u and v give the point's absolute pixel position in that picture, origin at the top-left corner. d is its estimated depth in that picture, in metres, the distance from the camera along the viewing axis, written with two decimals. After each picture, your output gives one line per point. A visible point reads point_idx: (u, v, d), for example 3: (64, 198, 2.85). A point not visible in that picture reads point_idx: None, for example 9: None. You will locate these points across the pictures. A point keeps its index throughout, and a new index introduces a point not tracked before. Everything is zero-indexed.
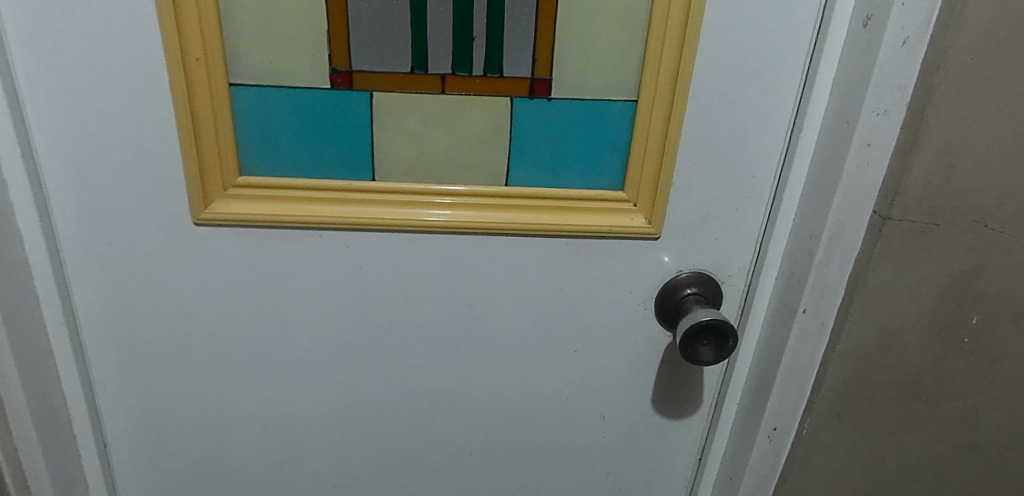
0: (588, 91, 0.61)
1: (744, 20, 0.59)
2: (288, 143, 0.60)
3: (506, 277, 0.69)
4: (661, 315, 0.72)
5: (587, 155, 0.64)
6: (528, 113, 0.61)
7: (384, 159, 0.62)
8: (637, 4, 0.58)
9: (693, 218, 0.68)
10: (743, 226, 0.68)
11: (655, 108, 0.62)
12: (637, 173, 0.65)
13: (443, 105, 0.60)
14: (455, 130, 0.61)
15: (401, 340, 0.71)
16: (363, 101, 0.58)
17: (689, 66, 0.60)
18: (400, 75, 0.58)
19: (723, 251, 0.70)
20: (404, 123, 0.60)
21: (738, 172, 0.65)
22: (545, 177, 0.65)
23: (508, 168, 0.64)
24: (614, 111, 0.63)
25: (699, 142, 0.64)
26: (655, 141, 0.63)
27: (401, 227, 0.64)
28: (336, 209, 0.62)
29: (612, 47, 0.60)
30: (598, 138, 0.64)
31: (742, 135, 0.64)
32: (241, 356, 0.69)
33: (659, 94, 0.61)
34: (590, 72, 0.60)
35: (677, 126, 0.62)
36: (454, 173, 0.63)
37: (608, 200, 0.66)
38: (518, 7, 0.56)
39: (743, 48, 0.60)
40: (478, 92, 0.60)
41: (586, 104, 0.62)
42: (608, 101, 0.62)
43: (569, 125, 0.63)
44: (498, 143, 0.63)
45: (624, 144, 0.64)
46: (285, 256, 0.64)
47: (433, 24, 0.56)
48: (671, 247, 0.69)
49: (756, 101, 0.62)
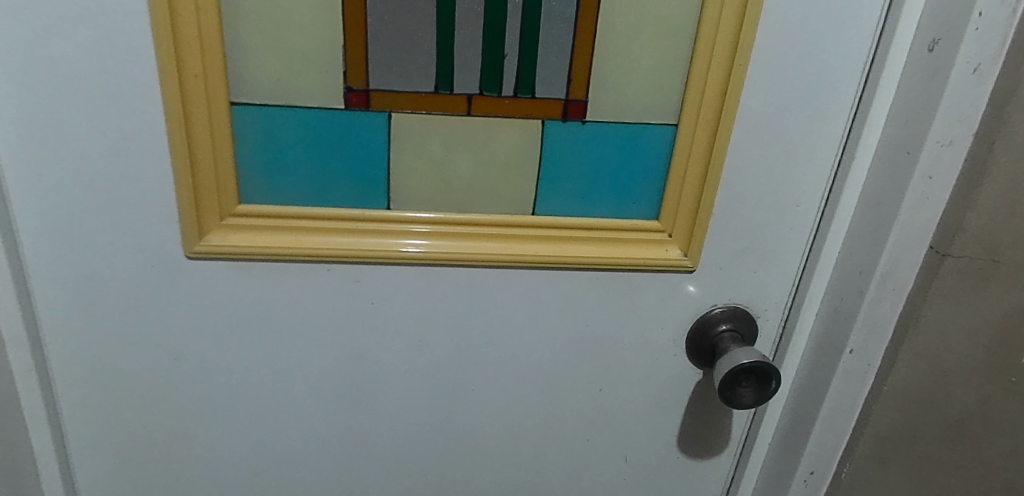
0: (626, 114, 0.56)
1: (798, 41, 0.54)
2: (295, 168, 0.53)
3: (528, 313, 0.63)
4: (693, 352, 0.67)
5: (621, 182, 0.59)
6: (561, 138, 0.56)
7: (400, 186, 0.56)
8: (682, 20, 0.53)
9: (731, 250, 0.63)
10: (783, 258, 0.64)
11: (698, 133, 0.57)
12: (674, 202, 0.60)
13: (468, 128, 0.54)
14: (481, 155, 0.56)
15: (412, 380, 0.65)
16: (381, 122, 0.52)
17: (737, 89, 0.55)
18: (422, 94, 0.52)
19: (760, 284, 0.65)
20: (424, 148, 0.54)
21: (782, 203, 0.61)
22: (575, 205, 0.60)
23: (536, 196, 0.58)
24: (652, 135, 0.57)
25: (742, 171, 0.59)
26: (696, 168, 0.58)
27: (374, 258, 0.57)
28: (348, 240, 0.56)
29: (654, 67, 0.54)
30: (633, 164, 0.59)
31: (788, 164, 0.59)
32: (235, 400, 0.62)
33: (703, 118, 0.56)
34: (629, 94, 0.55)
35: (721, 153, 0.57)
36: (477, 202, 0.58)
37: (642, 230, 0.61)
38: (556, 22, 0.51)
39: (795, 71, 0.55)
40: (508, 113, 0.54)
41: (623, 127, 0.57)
42: (647, 124, 0.57)
43: (605, 150, 0.57)
44: (526, 169, 0.57)
45: (661, 171, 0.59)
46: (286, 291, 0.57)
47: (461, 40, 0.50)
48: (707, 280, 0.64)
49: (805, 128, 0.58)
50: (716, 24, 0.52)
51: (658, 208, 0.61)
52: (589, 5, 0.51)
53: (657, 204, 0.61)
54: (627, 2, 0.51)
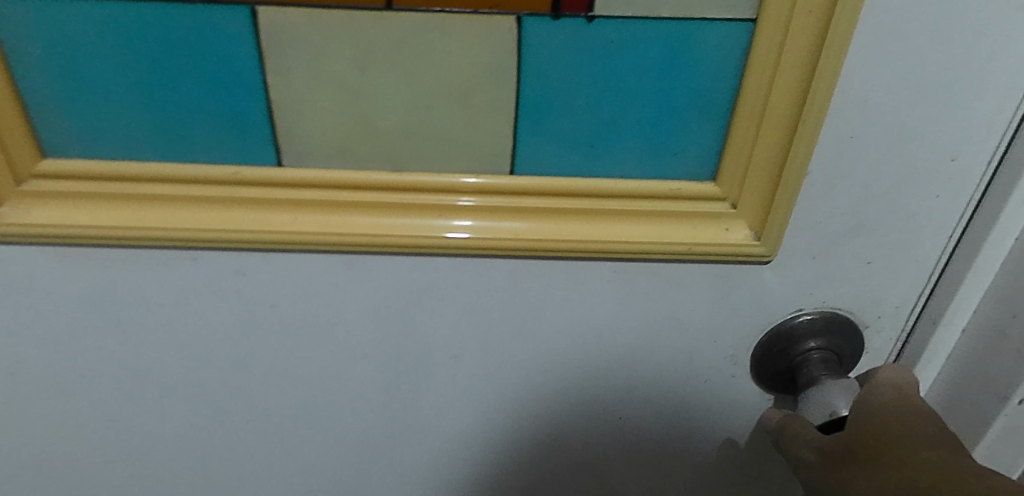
0: (665, 4, 0.33)
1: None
2: (122, 102, 0.33)
3: (513, 320, 0.42)
4: (763, 375, 0.46)
5: (654, 121, 0.37)
6: (552, 47, 0.34)
7: (294, 132, 0.35)
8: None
9: (834, 230, 0.40)
10: (917, 242, 0.40)
11: (790, 35, 0.33)
12: (742, 152, 0.37)
13: (393, 31, 0.32)
14: (419, 79, 0.34)
15: (346, 409, 0.45)
16: (240, 25, 0.31)
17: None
18: None
19: (875, 280, 0.42)
20: (323, 67, 0.33)
21: (927, 153, 0.37)
22: (582, 159, 0.38)
23: (516, 145, 0.37)
24: (709, 40, 0.34)
25: (866, 99, 0.35)
26: (782, 96, 0.35)
27: (399, 247, 0.37)
28: (219, 217, 0.36)
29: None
30: (675, 91, 0.36)
31: (949, 86, 0.35)
32: (102, 436, 0.44)
33: (801, 8, 0.32)
34: None
35: (833, 70, 0.33)
36: (421, 154, 0.36)
37: (688, 197, 0.39)
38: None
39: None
40: (457, 7, 0.32)
41: (659, 28, 0.33)
42: (701, 22, 0.33)
43: (628, 69, 0.35)
44: (498, 101, 0.35)
45: (722, 102, 0.36)
46: (139, 288, 0.38)
47: None
48: (791, 275, 0.42)
49: (989, 21, 0.33)
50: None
51: (715, 163, 0.38)
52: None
53: (713, 156, 0.38)
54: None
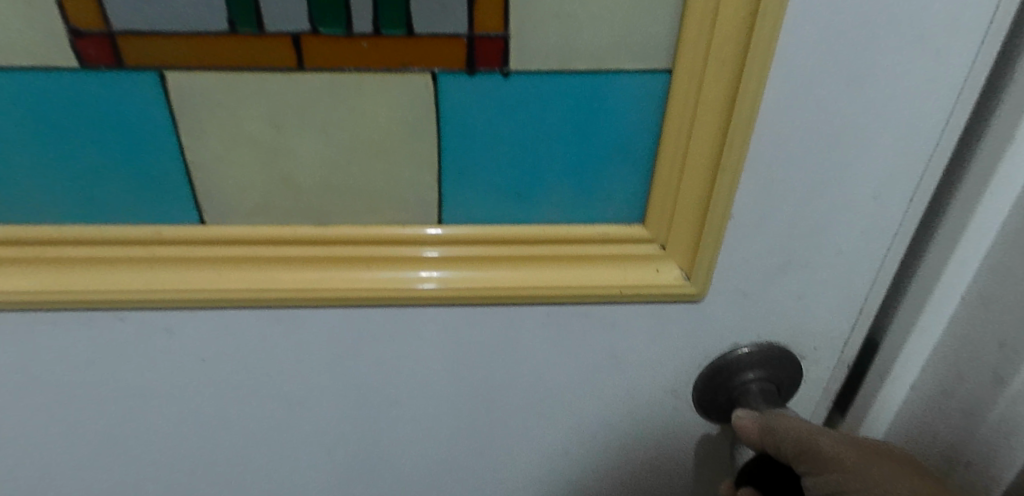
0: (579, 57, 0.33)
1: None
2: (30, 169, 0.33)
3: (450, 364, 0.42)
4: (705, 407, 0.46)
5: (579, 168, 0.37)
6: (469, 101, 0.34)
7: (214, 191, 0.35)
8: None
9: (763, 269, 0.40)
10: (844, 278, 0.41)
11: (703, 86, 0.34)
12: (667, 196, 0.38)
13: (307, 92, 0.32)
14: (339, 137, 0.34)
15: (288, 455, 0.45)
16: (148, 90, 0.31)
17: (777, 10, 0.30)
18: (209, 38, 0.30)
19: (807, 314, 0.43)
20: (239, 128, 0.33)
21: (846, 196, 0.37)
22: (512, 207, 0.38)
23: (441, 196, 0.37)
24: (627, 91, 0.34)
25: (781, 147, 0.35)
26: (700, 145, 0.35)
27: (363, 301, 0.38)
28: (141, 277, 0.36)
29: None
30: (598, 140, 0.36)
31: (865, 134, 0.35)
32: (37, 487, 0.44)
33: (712, 60, 0.33)
34: (585, 23, 0.32)
35: (745, 122, 0.34)
36: (345, 207, 0.36)
37: (616, 241, 0.39)
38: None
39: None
40: (370, 65, 0.32)
41: (576, 81, 0.34)
42: (617, 74, 0.34)
43: (547, 120, 0.35)
44: (421, 155, 0.35)
45: (643, 149, 0.37)
46: (64, 348, 0.38)
47: None
48: (724, 312, 0.42)
49: (900, 71, 0.33)
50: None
51: (642, 207, 0.39)
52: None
53: (639, 200, 0.39)
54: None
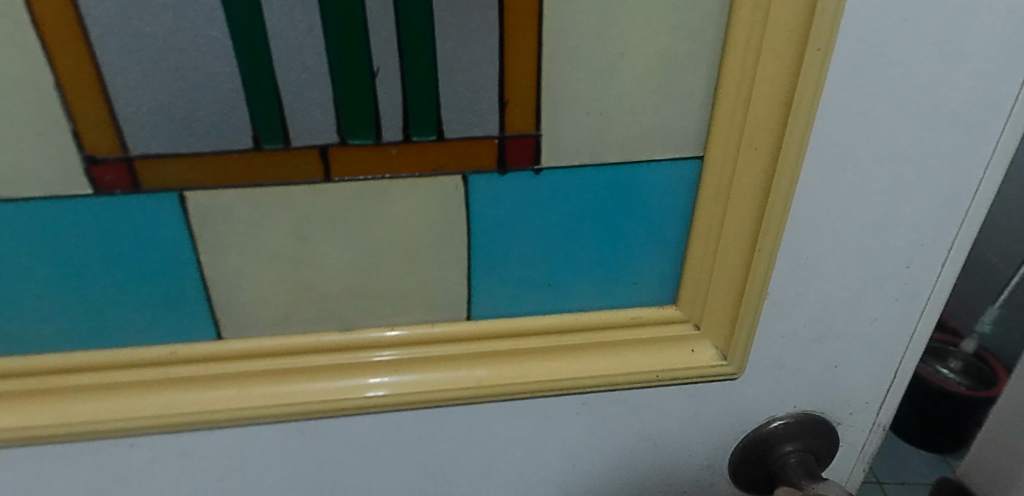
0: (610, 150, 0.32)
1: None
2: (37, 296, 0.31)
3: (485, 457, 0.41)
4: (743, 481, 0.45)
5: (610, 256, 0.36)
6: (499, 199, 0.33)
7: (234, 305, 0.33)
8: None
9: (799, 340, 0.40)
10: (879, 346, 0.40)
11: (737, 172, 0.33)
12: (701, 278, 0.37)
13: (333, 201, 0.31)
14: (365, 243, 0.32)
15: None
16: (167, 211, 0.29)
17: (811, 99, 0.30)
18: (233, 156, 0.28)
19: (842, 383, 0.42)
20: (261, 241, 0.31)
21: (880, 266, 0.37)
22: (543, 297, 0.37)
23: (470, 293, 0.35)
24: (659, 178, 0.34)
25: (815, 225, 0.35)
26: (734, 227, 0.35)
27: (384, 406, 0.36)
28: (156, 400, 0.34)
29: (656, 66, 0.30)
30: (630, 228, 0.35)
31: (895, 206, 0.35)
32: None
33: (747, 146, 0.32)
34: (616, 118, 0.31)
35: (778, 207, 0.33)
36: (371, 311, 0.35)
37: (648, 323, 0.38)
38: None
39: (921, 53, 0.30)
40: (399, 171, 0.31)
41: (608, 173, 0.33)
42: (650, 164, 0.33)
43: (579, 212, 0.34)
44: (450, 254, 0.34)
45: (675, 234, 0.36)
46: (78, 472, 0.35)
47: (284, 62, 0.26)
48: (760, 385, 0.41)
49: (930, 147, 0.33)
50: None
51: (674, 288, 0.38)
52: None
53: (671, 282, 0.38)
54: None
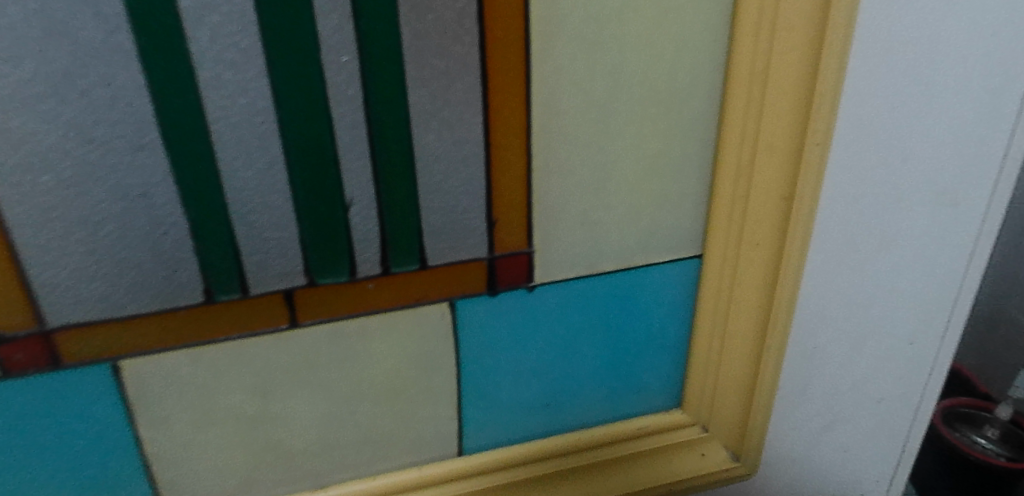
0: (608, 257, 0.29)
1: (927, 71, 0.27)
2: None
3: None
4: None
5: (611, 366, 0.33)
6: (491, 325, 0.29)
7: (184, 479, 0.27)
8: (697, 71, 0.27)
9: (810, 429, 0.37)
10: (886, 422, 0.39)
11: (740, 267, 0.31)
12: (707, 378, 0.34)
13: (301, 348, 0.26)
14: (339, 389, 0.28)
15: None
16: (98, 384, 0.24)
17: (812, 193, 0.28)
18: (180, 313, 0.24)
19: (853, 465, 0.40)
20: (216, 403, 0.26)
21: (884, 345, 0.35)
22: (541, 418, 0.33)
23: (461, 425, 0.31)
24: (659, 281, 0.31)
25: (822, 312, 0.33)
26: (741, 325, 0.32)
27: None
28: None
29: (651, 166, 0.28)
30: (631, 335, 0.32)
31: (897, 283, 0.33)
32: None
33: (748, 241, 0.30)
34: (611, 224, 0.29)
35: (786, 304, 0.31)
36: (349, 460, 0.30)
37: (655, 431, 0.35)
38: (444, 110, 0.23)
39: (915, 133, 0.29)
40: (376, 307, 0.26)
41: (607, 282, 0.30)
42: (650, 268, 0.31)
43: (575, 325, 0.31)
44: (437, 388, 0.30)
45: (676, 333, 0.33)
46: None
47: (240, 202, 0.22)
48: (771, 477, 0.39)
49: (925, 224, 0.32)
50: (758, 73, 0.26)
51: (677, 387, 0.35)
52: (511, 69, 0.23)
53: (674, 384, 0.35)
54: (591, 50, 0.24)
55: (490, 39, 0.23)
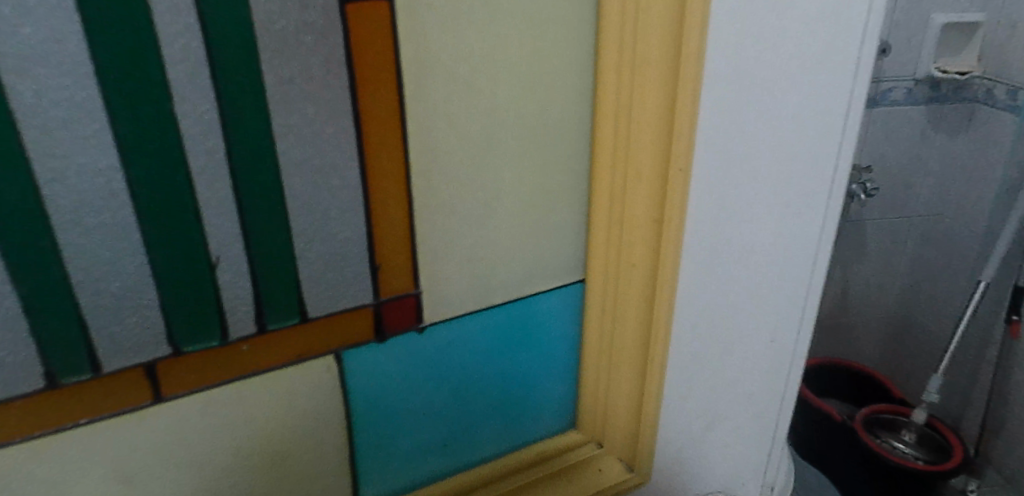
0: (496, 291, 0.29)
1: (771, 89, 0.27)
2: None
3: None
4: None
5: (509, 397, 0.33)
6: (384, 373, 0.27)
7: None
8: (564, 103, 0.28)
9: (706, 446, 0.37)
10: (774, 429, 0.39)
11: (623, 286, 0.31)
12: (598, 396, 0.35)
13: (170, 424, 0.23)
14: (218, 464, 0.25)
15: None
16: None
17: (680, 214, 0.28)
18: (16, 405, 0.20)
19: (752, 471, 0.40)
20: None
21: (773, 360, 0.36)
22: (444, 458, 0.32)
23: (359, 480, 0.29)
24: (548, 309, 0.32)
25: (702, 332, 0.32)
26: (628, 343, 0.32)
27: None
28: None
29: (531, 199, 0.28)
30: (527, 364, 0.32)
31: (782, 296, 0.34)
32: None
33: (625, 260, 0.30)
34: (497, 258, 0.29)
35: (665, 324, 0.31)
36: None
37: (553, 453, 0.35)
38: (317, 159, 0.22)
39: (769, 145, 0.28)
40: (253, 370, 0.24)
41: (500, 315, 0.30)
42: (539, 296, 0.31)
43: (467, 361, 0.30)
44: (332, 448, 0.28)
45: (567, 354, 0.34)
46: None
47: (85, 273, 0.20)
48: None
49: (788, 236, 0.32)
50: (624, 103, 0.27)
51: (570, 408, 0.36)
52: (385, 113, 0.23)
53: (568, 406, 0.36)
54: (461, 90, 0.24)
55: (361, 84, 0.22)
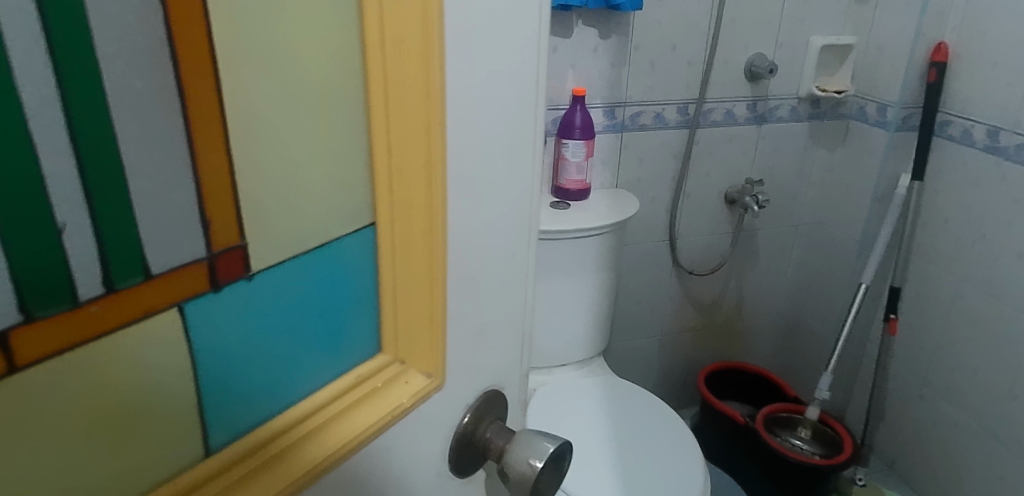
0: (308, 239, 0.33)
1: (477, 47, 0.35)
2: None
3: None
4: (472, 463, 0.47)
5: (319, 332, 0.36)
6: (215, 317, 0.30)
7: None
8: (338, 75, 0.32)
9: (471, 349, 0.44)
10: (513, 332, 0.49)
11: (401, 217, 0.36)
12: (394, 320, 0.39)
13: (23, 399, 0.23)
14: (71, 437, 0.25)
15: None
16: None
17: (440, 161, 0.35)
18: None
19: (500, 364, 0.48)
20: None
21: (507, 268, 0.45)
22: (266, 397, 0.34)
23: (195, 427, 0.30)
24: (349, 250, 0.36)
25: (460, 247, 0.39)
26: (416, 274, 0.37)
27: None
28: None
29: (323, 153, 0.33)
30: (331, 298, 0.36)
31: (504, 232, 0.43)
32: None
33: (405, 200, 0.35)
34: (305, 208, 0.33)
35: (438, 252, 0.37)
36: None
37: (367, 375, 0.38)
38: (148, 129, 0.25)
39: (481, 89, 0.36)
40: (104, 332, 0.25)
41: (312, 257, 0.34)
42: (340, 240, 0.35)
43: (278, 294, 0.33)
44: (176, 402, 0.29)
45: (362, 287, 0.38)
46: None
47: None
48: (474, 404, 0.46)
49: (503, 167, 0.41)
50: (386, 76, 0.32)
51: (372, 339, 0.39)
52: (205, 87, 0.27)
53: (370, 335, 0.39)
54: (261, 61, 0.28)
55: (183, 60, 0.26)
